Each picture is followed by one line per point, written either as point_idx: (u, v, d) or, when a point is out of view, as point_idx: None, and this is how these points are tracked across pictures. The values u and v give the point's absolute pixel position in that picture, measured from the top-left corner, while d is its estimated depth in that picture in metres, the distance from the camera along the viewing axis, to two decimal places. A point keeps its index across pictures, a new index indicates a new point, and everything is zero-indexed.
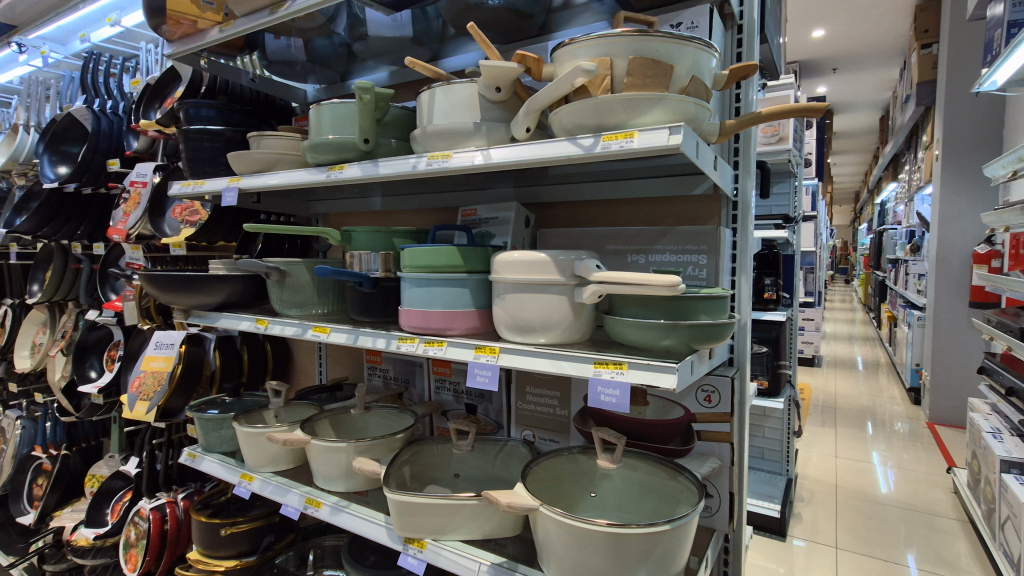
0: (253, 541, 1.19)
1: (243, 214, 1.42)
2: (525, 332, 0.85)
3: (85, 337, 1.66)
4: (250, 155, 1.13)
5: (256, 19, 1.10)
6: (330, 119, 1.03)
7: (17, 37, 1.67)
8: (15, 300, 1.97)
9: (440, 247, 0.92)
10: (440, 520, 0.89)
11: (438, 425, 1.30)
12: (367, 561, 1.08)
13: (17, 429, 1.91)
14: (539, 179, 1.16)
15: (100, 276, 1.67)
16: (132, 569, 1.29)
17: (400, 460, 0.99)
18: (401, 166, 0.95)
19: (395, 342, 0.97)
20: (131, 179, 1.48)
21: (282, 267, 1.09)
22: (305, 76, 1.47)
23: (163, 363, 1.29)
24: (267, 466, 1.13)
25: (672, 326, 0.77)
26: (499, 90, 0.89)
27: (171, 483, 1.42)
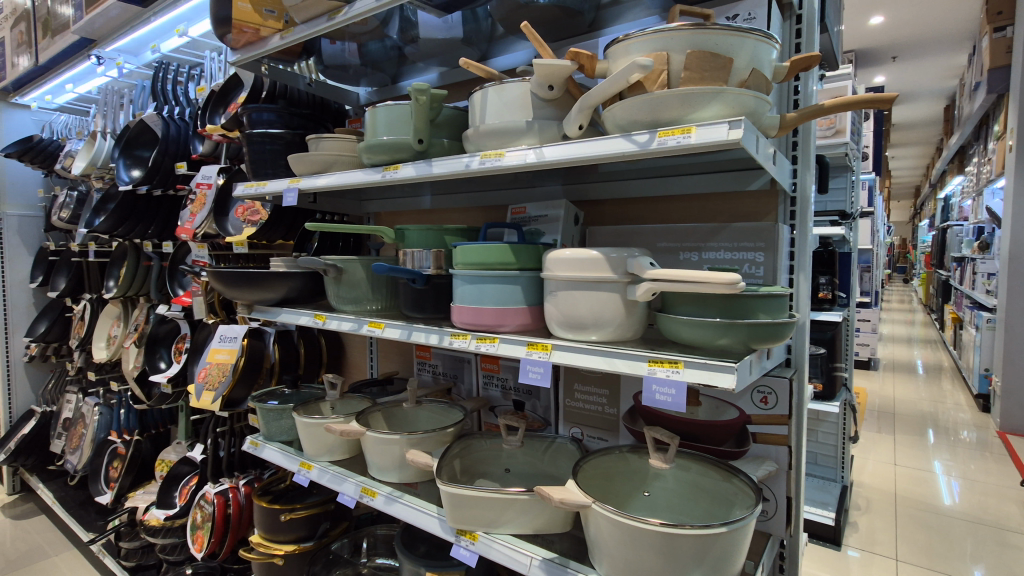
0: (310, 528, 1.24)
1: (300, 214, 1.48)
2: (577, 329, 0.85)
3: (156, 330, 1.77)
4: (309, 157, 1.18)
5: (315, 26, 1.14)
6: (385, 121, 1.05)
7: (96, 49, 1.78)
8: (93, 295, 2.12)
9: (493, 245, 0.93)
10: (492, 513, 0.90)
11: (486, 420, 1.32)
12: (418, 551, 1.10)
13: (95, 415, 2.04)
14: (588, 177, 1.16)
15: (170, 273, 1.78)
16: (199, 549, 1.37)
17: (451, 454, 1.01)
18: (454, 165, 0.96)
19: (448, 338, 0.98)
20: (197, 181, 1.56)
21: (339, 264, 1.14)
22: (358, 79, 1.52)
23: (227, 356, 1.37)
24: (324, 455, 1.18)
25: (729, 325, 0.75)
26: (552, 88, 0.89)
27: (234, 469, 1.50)
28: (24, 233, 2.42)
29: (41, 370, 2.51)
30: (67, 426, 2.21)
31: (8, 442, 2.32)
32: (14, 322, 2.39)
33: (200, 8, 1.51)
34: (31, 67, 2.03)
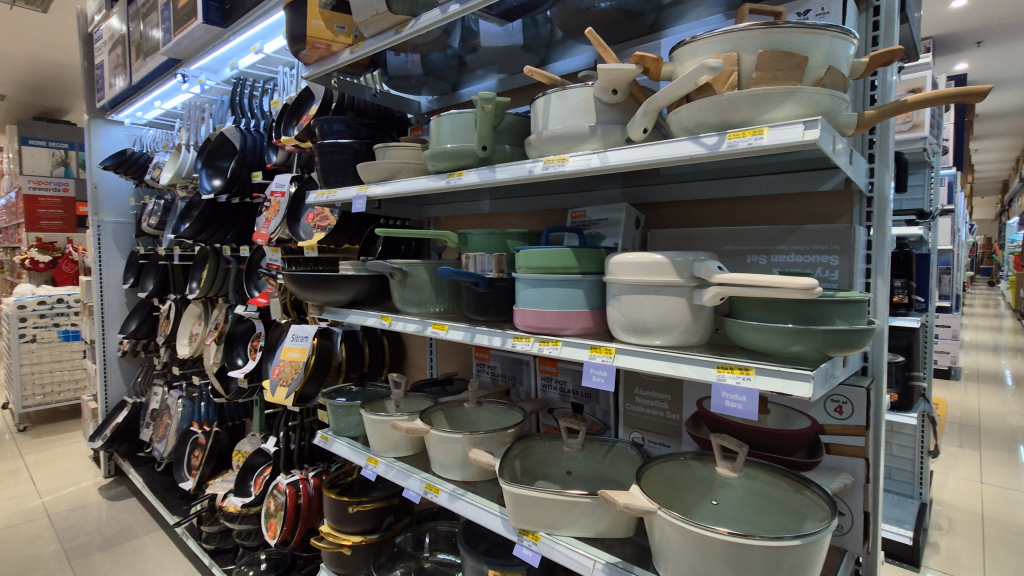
0: (376, 520, 1.29)
1: (365, 219, 1.54)
2: (640, 333, 0.85)
3: (234, 329, 1.89)
4: (377, 165, 1.23)
5: (383, 39, 1.19)
6: (449, 129, 1.08)
7: (182, 68, 1.92)
8: (177, 296, 2.29)
9: (558, 249, 0.93)
10: (554, 514, 0.91)
11: (544, 422, 1.33)
12: (480, 548, 1.13)
13: (179, 407, 2.18)
14: (649, 179, 1.15)
15: (247, 275, 1.89)
16: (273, 536, 1.45)
17: (512, 454, 1.03)
18: (518, 171, 0.98)
19: (510, 341, 1.00)
20: (272, 189, 1.66)
21: (404, 267, 1.18)
22: (420, 88, 1.57)
23: (299, 354, 1.43)
24: (390, 451, 1.22)
25: (803, 331, 0.73)
26: (616, 92, 0.89)
27: (304, 461, 1.57)
28: (117, 238, 2.64)
29: (132, 365, 2.73)
30: (155, 416, 2.39)
31: (104, 430, 2.53)
32: (109, 320, 2.62)
33: (274, 27, 1.61)
34: (126, 87, 2.22)
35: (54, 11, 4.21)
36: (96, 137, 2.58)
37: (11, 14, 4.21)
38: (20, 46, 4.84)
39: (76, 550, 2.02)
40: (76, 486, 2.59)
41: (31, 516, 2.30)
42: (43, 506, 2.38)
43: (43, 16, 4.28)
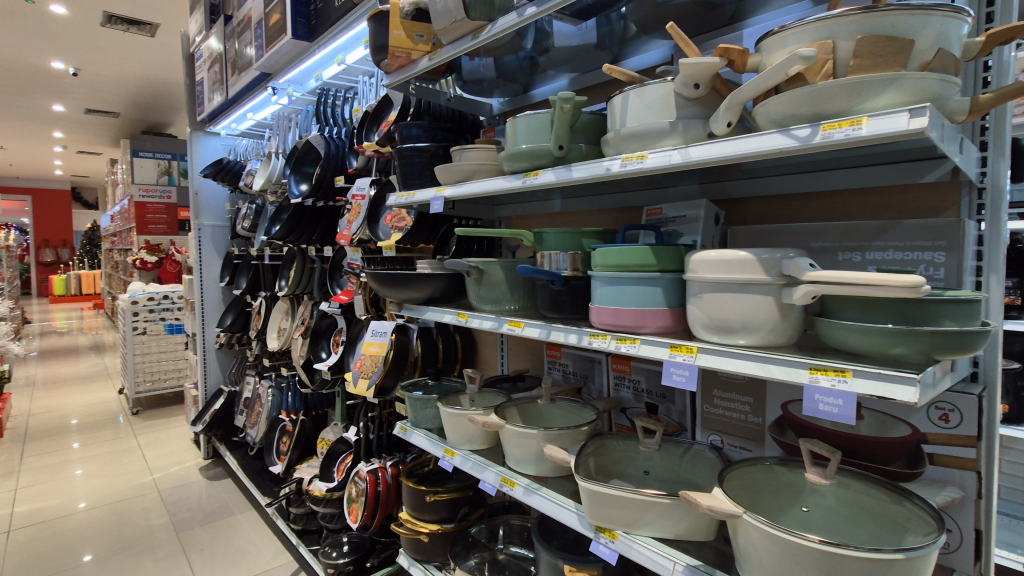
0: (451, 510, 1.34)
1: (440, 219, 1.60)
2: (723, 332, 0.83)
3: (319, 324, 2.01)
4: (454, 167, 1.27)
5: (461, 45, 1.23)
6: (525, 129, 1.10)
7: (272, 81, 2.07)
8: (267, 293, 2.47)
9: (639, 248, 0.92)
10: (631, 514, 0.90)
11: (616, 421, 1.32)
12: (553, 543, 1.15)
13: (269, 396, 2.35)
14: (729, 174, 1.12)
15: (331, 273, 2.01)
16: (355, 520, 1.54)
17: (587, 451, 1.03)
18: (595, 170, 0.98)
19: (586, 338, 1.00)
20: (353, 193, 1.76)
21: (480, 266, 1.20)
22: (492, 91, 1.62)
23: (378, 348, 1.50)
24: (466, 444, 1.26)
25: (906, 333, 0.68)
26: (698, 86, 0.86)
27: (382, 450, 1.66)
28: (216, 241, 2.89)
29: (227, 356, 2.97)
30: (247, 404, 2.59)
31: (204, 415, 2.77)
32: (208, 315, 2.86)
33: (355, 39, 1.70)
34: (224, 102, 2.43)
35: (160, 35, 4.66)
36: (197, 148, 2.84)
37: (125, 39, 4.71)
38: (132, 68, 5.40)
39: (181, 524, 2.23)
40: (180, 465, 2.86)
41: (144, 490, 2.56)
42: (154, 482, 2.65)
43: (151, 40, 4.75)
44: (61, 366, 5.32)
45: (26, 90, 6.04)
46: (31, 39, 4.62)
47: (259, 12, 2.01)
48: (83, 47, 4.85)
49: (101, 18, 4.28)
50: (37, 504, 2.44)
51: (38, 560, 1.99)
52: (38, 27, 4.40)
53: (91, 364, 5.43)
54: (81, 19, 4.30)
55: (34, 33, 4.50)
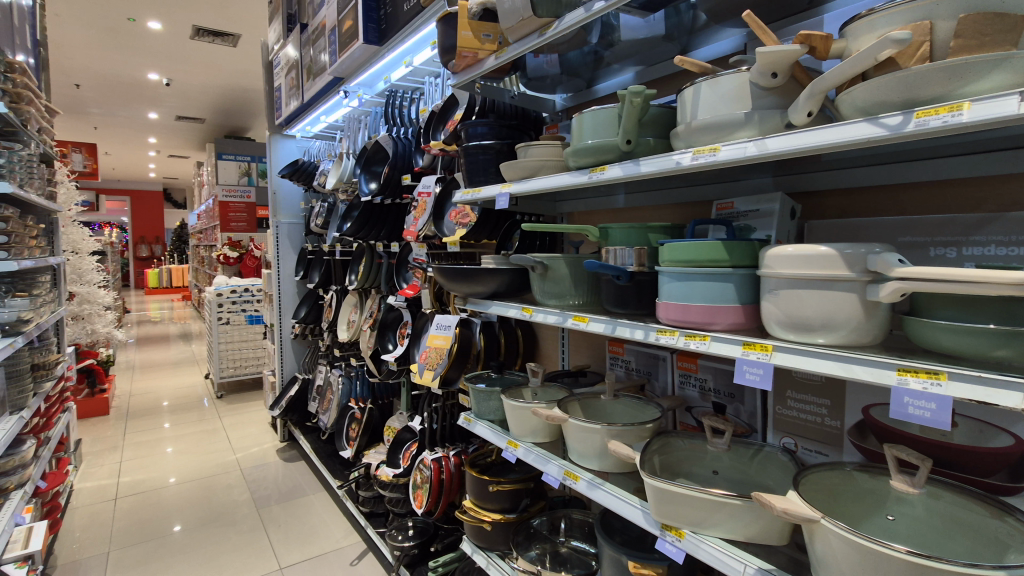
0: (513, 501, 1.37)
1: (503, 215, 1.62)
2: (801, 331, 0.79)
3: (386, 317, 2.09)
4: (519, 163, 1.29)
5: (528, 43, 1.25)
6: (592, 125, 1.10)
7: (345, 85, 2.17)
8: (338, 287, 2.60)
9: (711, 243, 0.90)
10: (699, 513, 0.88)
11: (681, 419, 1.30)
12: (616, 539, 1.14)
13: (340, 384, 2.48)
14: (806, 167, 1.07)
15: (398, 268, 2.08)
16: (420, 505, 1.60)
17: (652, 449, 1.01)
18: (664, 164, 0.97)
19: (654, 334, 1.00)
20: (419, 190, 1.82)
21: (545, 261, 1.21)
22: (555, 87, 1.64)
23: (443, 340, 1.52)
24: (529, 436, 1.28)
25: (1010, 335, 0.63)
26: (776, 75, 0.81)
27: (445, 440, 1.71)
28: (291, 237, 3.07)
29: (302, 346, 3.15)
30: (320, 392, 2.74)
31: (281, 401, 2.96)
32: (285, 307, 3.05)
33: (423, 41, 1.75)
34: (300, 106, 2.57)
35: (242, 45, 4.98)
36: (275, 150, 3.02)
37: (211, 50, 5.07)
38: (217, 77, 5.81)
39: (261, 501, 2.40)
40: (259, 446, 3.07)
41: (227, 468, 2.77)
42: (236, 461, 2.86)
43: (234, 50, 5.09)
44: (155, 352, 5.83)
45: (127, 100, 6.65)
46: (132, 54, 5.08)
47: (333, 19, 2.11)
48: (174, 59, 5.26)
49: (191, 32, 4.64)
50: (136, 475, 2.70)
51: (138, 527, 2.20)
52: (138, 43, 4.82)
53: (181, 350, 5.92)
54: (174, 34, 4.68)
55: (134, 48, 4.94)
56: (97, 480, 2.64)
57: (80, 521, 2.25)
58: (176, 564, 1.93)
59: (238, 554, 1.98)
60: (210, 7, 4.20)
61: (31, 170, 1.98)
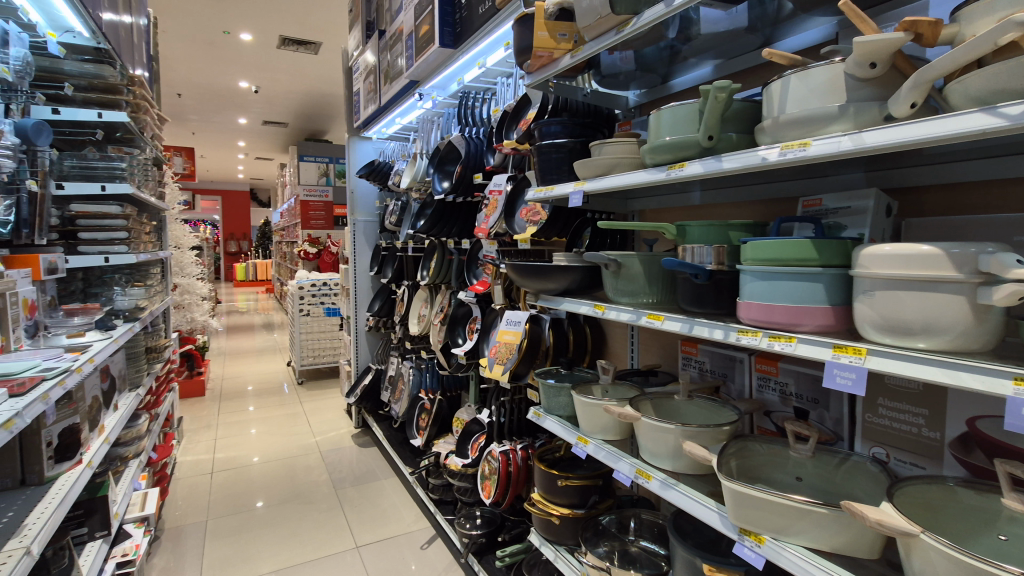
0: (582, 497, 1.37)
1: (574, 214, 1.63)
2: (899, 334, 0.75)
3: (457, 312, 2.17)
4: (594, 161, 1.29)
5: (604, 41, 1.24)
6: (670, 122, 1.08)
7: (420, 88, 2.25)
8: (410, 283, 2.71)
9: (800, 242, 0.86)
10: (781, 520, 0.86)
11: (759, 424, 1.26)
12: (689, 541, 1.12)
13: (411, 375, 2.58)
14: (904, 161, 1.01)
15: (468, 264, 2.13)
16: (489, 496, 1.64)
17: (729, 452, 0.99)
18: (748, 159, 0.94)
19: (734, 334, 0.97)
20: (491, 188, 1.85)
21: (619, 259, 1.21)
22: (629, 84, 1.63)
23: (513, 336, 1.56)
24: (599, 433, 1.28)
25: None
26: (875, 65, 0.76)
27: (513, 433, 1.75)
28: (367, 234, 3.23)
29: (375, 338, 3.31)
30: (391, 382, 2.86)
31: (356, 389, 3.13)
32: (360, 300, 3.21)
33: (497, 42, 1.79)
34: (377, 110, 2.70)
35: (323, 52, 5.27)
36: (354, 151, 3.19)
37: (295, 59, 5.41)
38: (299, 83, 6.18)
39: (338, 482, 2.55)
40: (336, 431, 3.25)
41: (307, 450, 2.96)
42: (315, 444, 3.04)
43: (316, 57, 5.39)
44: (242, 340, 6.30)
45: (220, 107, 7.22)
46: (225, 65, 5.51)
47: (410, 25, 2.20)
48: (262, 68, 5.65)
49: (277, 42, 4.97)
50: (228, 452, 2.95)
51: (230, 499, 2.40)
52: (231, 54, 5.22)
53: (265, 339, 6.38)
54: (263, 45, 5.03)
55: (228, 59, 5.35)
56: (196, 454, 2.90)
57: (182, 490, 2.49)
58: (264, 535, 2.10)
59: (318, 531, 2.12)
60: (294, 18, 4.48)
61: (146, 173, 2.22)
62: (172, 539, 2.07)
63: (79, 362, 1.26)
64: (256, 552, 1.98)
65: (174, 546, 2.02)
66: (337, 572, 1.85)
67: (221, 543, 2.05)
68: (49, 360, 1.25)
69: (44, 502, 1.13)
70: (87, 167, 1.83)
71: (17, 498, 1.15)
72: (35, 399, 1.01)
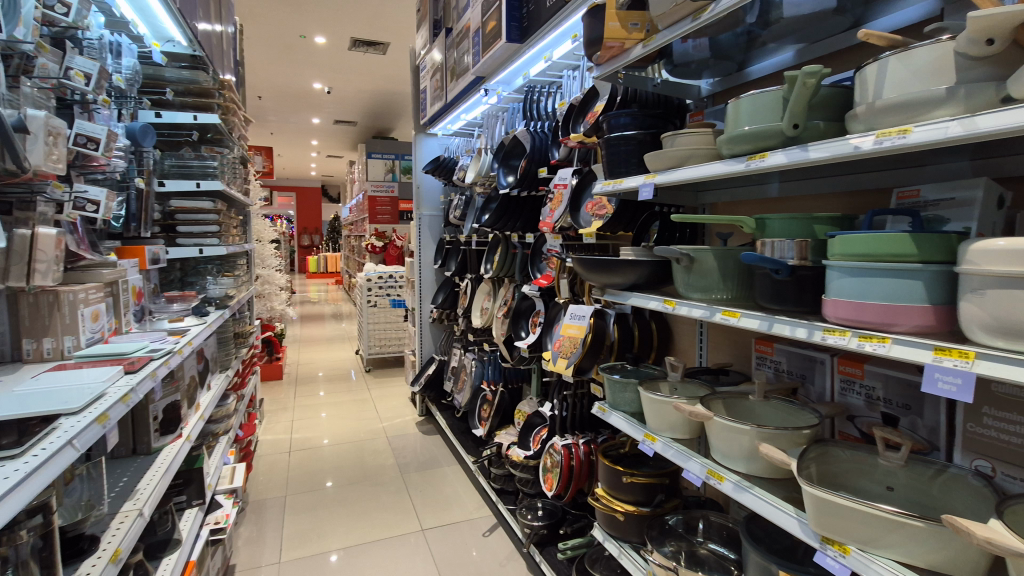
0: (648, 495, 1.35)
1: (641, 207, 1.60)
2: (1014, 338, 0.68)
3: (520, 305, 2.19)
4: (666, 153, 1.26)
5: (679, 28, 1.20)
6: (749, 111, 1.04)
7: (486, 83, 2.27)
8: (473, 276, 2.76)
9: (888, 235, 0.82)
10: (868, 530, 0.80)
11: (840, 428, 1.19)
12: (763, 546, 1.08)
13: (473, 366, 2.64)
14: (1018, 148, 0.92)
15: (532, 258, 2.14)
16: (551, 489, 1.65)
17: (808, 457, 0.94)
18: (838, 148, 0.88)
19: (819, 334, 0.92)
20: (556, 182, 1.85)
21: (691, 253, 1.17)
22: (701, 72, 1.57)
23: (577, 330, 1.55)
24: (667, 431, 1.26)
25: None
26: (992, 43, 0.69)
27: (575, 428, 1.75)
28: (432, 228, 3.32)
29: (439, 330, 3.39)
30: (454, 372, 2.93)
31: (421, 378, 3.23)
32: (425, 292, 3.30)
33: (564, 34, 1.77)
34: (443, 107, 2.76)
35: (391, 52, 5.42)
36: (420, 148, 3.28)
37: (365, 59, 5.60)
38: (368, 83, 6.40)
39: (404, 467, 2.65)
40: (401, 418, 3.38)
41: (375, 435, 3.09)
42: (382, 429, 3.17)
43: (384, 57, 5.56)
44: (314, 329, 6.66)
45: (295, 108, 7.61)
46: (301, 67, 5.79)
47: (477, 21, 2.22)
48: (334, 69, 5.89)
49: (349, 43, 5.17)
50: (303, 433, 3.13)
51: (305, 477, 2.55)
52: (306, 57, 5.48)
53: (335, 328, 6.70)
54: (335, 47, 5.24)
55: (303, 62, 5.63)
56: (275, 434, 3.10)
57: (263, 465, 2.68)
58: (336, 513, 2.22)
59: (386, 512, 2.21)
60: (365, 19, 4.64)
61: (234, 172, 2.38)
62: (255, 511, 2.23)
63: (180, 344, 1.38)
64: (330, 528, 2.10)
65: (257, 518, 2.18)
66: (404, 552, 1.93)
67: (298, 518, 2.18)
68: (155, 342, 1.37)
69: (153, 470, 1.25)
70: (184, 166, 1.99)
71: (131, 466, 1.28)
72: (146, 376, 1.11)
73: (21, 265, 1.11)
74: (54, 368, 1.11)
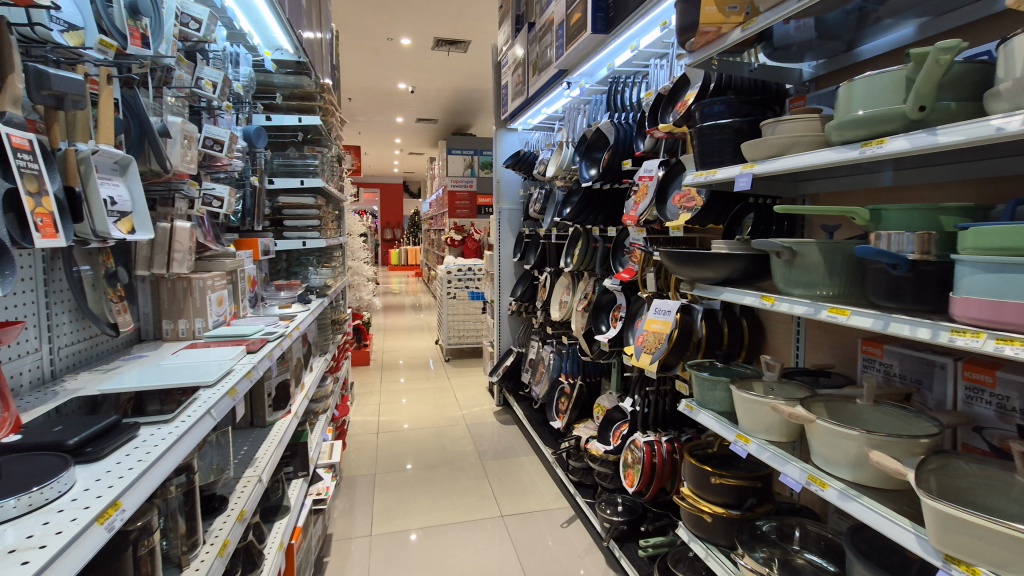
0: (737, 498, 1.31)
1: (734, 199, 1.53)
2: None
3: (601, 299, 2.18)
4: (766, 142, 1.19)
5: (783, 10, 1.14)
6: (864, 94, 0.96)
7: (569, 76, 2.26)
8: (552, 269, 2.78)
9: (1006, 226, 0.76)
10: (1002, 552, 0.72)
11: (965, 440, 1.09)
12: (871, 560, 1.01)
13: (551, 359, 2.66)
14: None
15: (614, 251, 2.12)
16: (632, 485, 1.64)
17: (928, 469, 0.87)
18: (976, 131, 0.79)
19: (945, 335, 0.84)
20: (641, 174, 1.81)
21: (794, 247, 1.11)
22: (804, 54, 1.48)
23: (662, 326, 1.52)
24: (762, 433, 1.20)
25: None
26: None
27: (658, 425, 1.72)
28: (511, 223, 3.37)
29: (517, 322, 3.44)
30: (532, 364, 2.96)
31: (498, 368, 3.31)
32: (504, 285, 3.36)
33: (653, 22, 1.72)
34: (525, 101, 2.78)
35: (472, 50, 5.53)
36: (500, 143, 3.33)
37: (447, 58, 5.76)
38: (449, 81, 6.58)
39: (482, 454, 2.72)
40: (479, 407, 3.47)
41: (454, 422, 3.20)
42: (461, 417, 3.28)
43: (465, 55, 5.68)
44: (396, 318, 6.98)
45: (380, 108, 7.97)
46: (387, 69, 6.06)
47: (561, 14, 2.22)
48: (417, 69, 6.11)
49: (432, 43, 5.33)
50: (387, 417, 3.30)
51: (390, 458, 2.70)
52: (391, 58, 5.72)
53: (415, 318, 6.99)
54: (420, 47, 5.43)
55: (389, 63, 5.89)
56: (364, 415, 3.31)
57: (353, 444, 2.86)
58: (419, 493, 2.33)
59: (465, 496, 2.29)
60: (448, 19, 4.75)
61: (331, 169, 2.54)
62: (347, 486, 2.39)
63: (290, 328, 1.50)
64: (414, 507, 2.21)
65: (349, 492, 2.33)
66: (484, 535, 1.99)
67: (385, 495, 2.32)
68: (269, 326, 1.51)
69: (268, 441, 1.39)
70: (288, 165, 2.15)
71: (250, 436, 1.42)
72: (264, 356, 1.23)
73: (162, 255, 1.26)
74: (188, 345, 1.25)
